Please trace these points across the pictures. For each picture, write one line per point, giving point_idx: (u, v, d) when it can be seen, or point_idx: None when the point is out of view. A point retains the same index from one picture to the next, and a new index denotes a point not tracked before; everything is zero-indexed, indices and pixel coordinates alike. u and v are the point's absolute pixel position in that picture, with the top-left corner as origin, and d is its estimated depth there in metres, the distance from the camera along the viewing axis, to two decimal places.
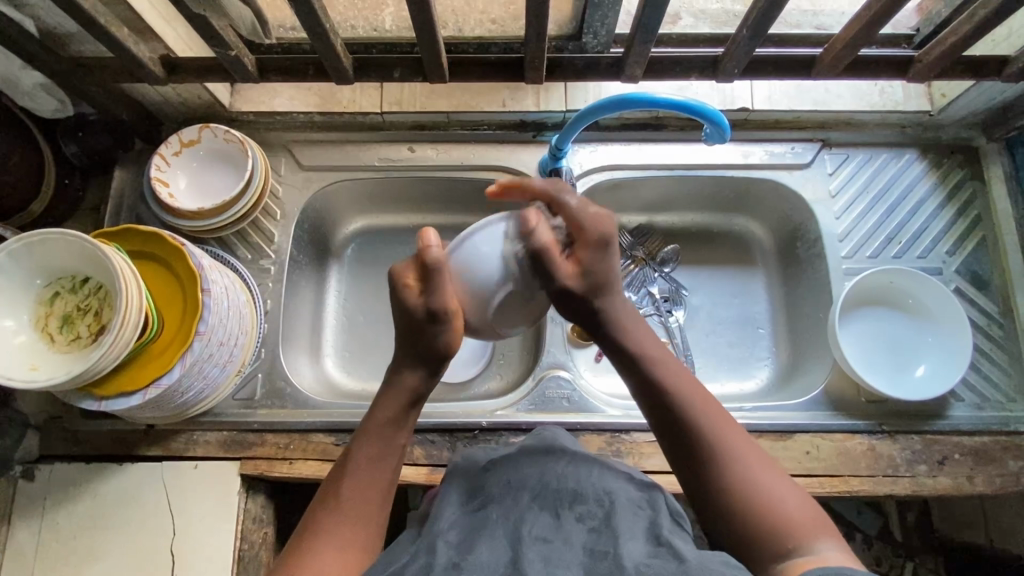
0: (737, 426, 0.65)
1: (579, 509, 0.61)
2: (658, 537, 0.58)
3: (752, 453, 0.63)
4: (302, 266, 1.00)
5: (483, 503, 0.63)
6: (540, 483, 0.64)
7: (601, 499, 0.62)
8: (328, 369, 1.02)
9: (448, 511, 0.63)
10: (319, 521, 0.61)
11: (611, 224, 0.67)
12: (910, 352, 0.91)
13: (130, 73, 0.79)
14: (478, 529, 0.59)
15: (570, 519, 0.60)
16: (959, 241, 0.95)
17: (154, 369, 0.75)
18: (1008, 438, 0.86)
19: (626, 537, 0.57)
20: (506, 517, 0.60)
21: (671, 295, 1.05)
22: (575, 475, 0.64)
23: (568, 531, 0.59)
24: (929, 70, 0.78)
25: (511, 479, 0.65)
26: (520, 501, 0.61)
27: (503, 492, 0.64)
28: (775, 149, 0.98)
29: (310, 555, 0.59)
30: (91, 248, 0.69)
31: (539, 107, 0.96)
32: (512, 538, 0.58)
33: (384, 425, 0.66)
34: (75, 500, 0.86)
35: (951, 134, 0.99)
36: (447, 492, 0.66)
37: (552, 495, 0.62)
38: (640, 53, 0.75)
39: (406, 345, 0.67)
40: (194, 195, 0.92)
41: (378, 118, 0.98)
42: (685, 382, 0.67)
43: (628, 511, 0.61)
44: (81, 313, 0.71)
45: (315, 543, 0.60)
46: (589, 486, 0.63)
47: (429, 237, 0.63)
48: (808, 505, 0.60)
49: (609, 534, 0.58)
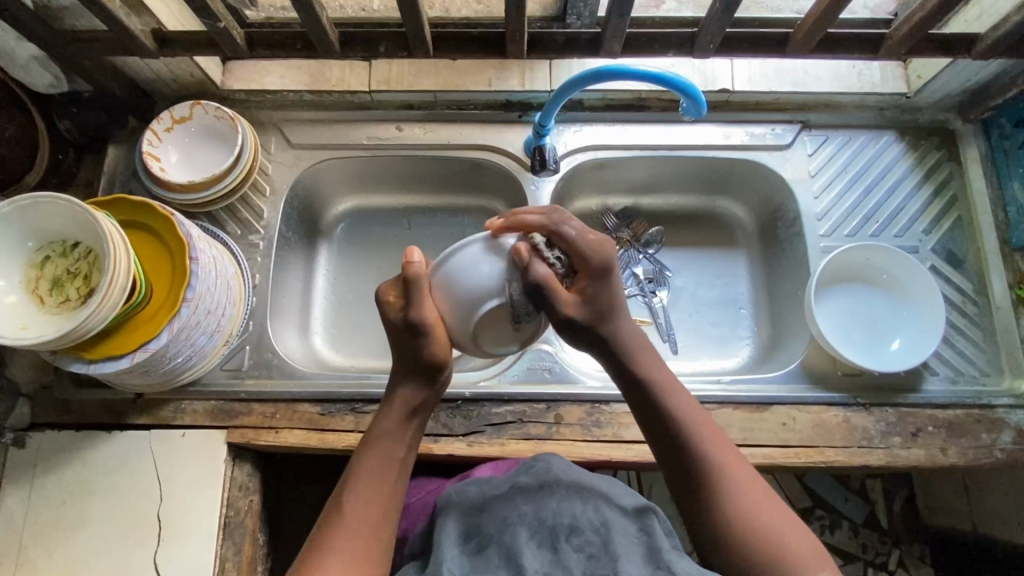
0: (739, 458, 0.67)
1: (577, 540, 0.63)
2: (657, 561, 0.61)
3: (757, 488, 0.65)
4: (292, 243, 1.02)
5: (482, 545, 0.64)
6: (536, 519, 0.65)
7: (597, 528, 0.64)
8: (316, 345, 1.03)
9: (447, 545, 0.64)
10: (331, 532, 0.62)
11: (611, 250, 0.67)
12: (886, 326, 0.93)
13: (123, 47, 0.81)
14: (481, 571, 0.61)
15: (569, 552, 0.62)
16: (936, 220, 0.97)
17: (143, 334, 0.77)
18: (981, 412, 0.88)
19: (626, 561, 0.60)
20: (505, 553, 0.62)
21: (656, 276, 1.07)
22: (571, 508, 0.66)
23: (568, 561, 0.61)
24: (899, 48, 0.80)
25: (507, 515, 0.66)
26: (518, 539, 0.63)
27: (498, 529, 0.65)
28: (756, 130, 1.00)
29: (325, 564, 0.60)
30: (81, 213, 0.71)
31: (524, 86, 0.98)
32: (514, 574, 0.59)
33: (384, 434, 0.69)
34: (65, 467, 0.87)
35: (928, 117, 1.01)
36: (447, 524, 0.67)
37: (550, 530, 0.64)
38: (617, 28, 0.76)
39: (401, 358, 0.70)
40: (185, 170, 0.94)
41: (366, 97, 1.00)
42: (694, 412, 0.69)
43: (623, 537, 0.64)
44: (71, 277, 0.72)
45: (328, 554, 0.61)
46: (585, 518, 0.65)
47: (413, 255, 0.66)
48: (808, 541, 0.62)
49: (607, 559, 0.61)
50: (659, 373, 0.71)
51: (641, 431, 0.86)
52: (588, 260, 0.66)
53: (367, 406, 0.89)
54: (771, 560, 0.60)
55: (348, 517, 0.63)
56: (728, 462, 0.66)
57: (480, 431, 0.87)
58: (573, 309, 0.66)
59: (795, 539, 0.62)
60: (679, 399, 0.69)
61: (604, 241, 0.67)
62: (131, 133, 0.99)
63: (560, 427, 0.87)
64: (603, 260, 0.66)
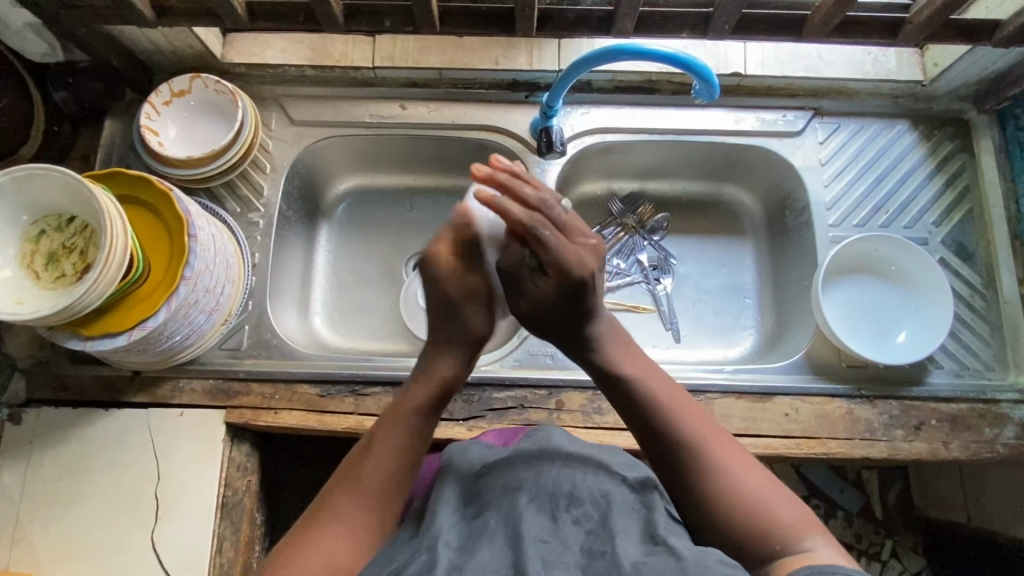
0: (719, 435, 0.68)
1: (576, 511, 0.61)
2: (655, 536, 0.58)
3: (741, 457, 0.66)
4: (292, 222, 1.01)
5: (480, 511, 0.63)
6: (536, 485, 0.64)
7: (596, 500, 0.62)
8: (315, 326, 1.02)
9: (445, 512, 0.63)
10: (327, 509, 0.61)
11: (590, 261, 0.69)
12: (892, 319, 0.92)
13: (119, 15, 0.78)
14: (478, 535, 0.59)
15: (567, 522, 0.60)
16: (946, 212, 0.96)
17: (140, 312, 0.76)
18: (985, 406, 0.87)
19: (624, 538, 0.57)
20: (504, 521, 0.59)
21: (660, 263, 1.05)
22: (570, 478, 0.65)
23: (566, 534, 0.58)
24: (919, 33, 0.78)
25: (508, 482, 0.65)
26: (518, 503, 0.61)
27: (498, 495, 0.63)
28: (768, 116, 0.98)
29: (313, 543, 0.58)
30: (74, 184, 0.69)
31: (531, 66, 0.96)
32: (511, 536, 0.57)
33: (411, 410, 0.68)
34: (62, 443, 0.87)
35: (943, 106, 0.99)
36: (445, 490, 0.66)
37: (549, 497, 0.62)
38: (630, 4, 0.74)
39: (440, 325, 0.71)
40: (184, 145, 0.92)
41: (370, 74, 0.98)
42: (669, 392, 0.71)
43: (623, 511, 0.62)
44: (67, 252, 0.71)
45: (319, 532, 0.59)
46: (584, 487, 0.64)
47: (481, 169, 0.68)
48: (797, 507, 0.62)
49: (606, 533, 0.58)
50: (633, 362, 0.73)
51: None
52: (567, 266, 0.67)
53: (367, 388, 0.88)
54: (767, 533, 0.60)
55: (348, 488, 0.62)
56: (708, 435, 0.67)
57: (481, 416, 0.86)
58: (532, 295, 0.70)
59: (786, 506, 0.62)
60: (658, 384, 0.71)
61: (585, 252, 0.69)
62: (129, 106, 0.97)
63: (561, 414, 0.86)
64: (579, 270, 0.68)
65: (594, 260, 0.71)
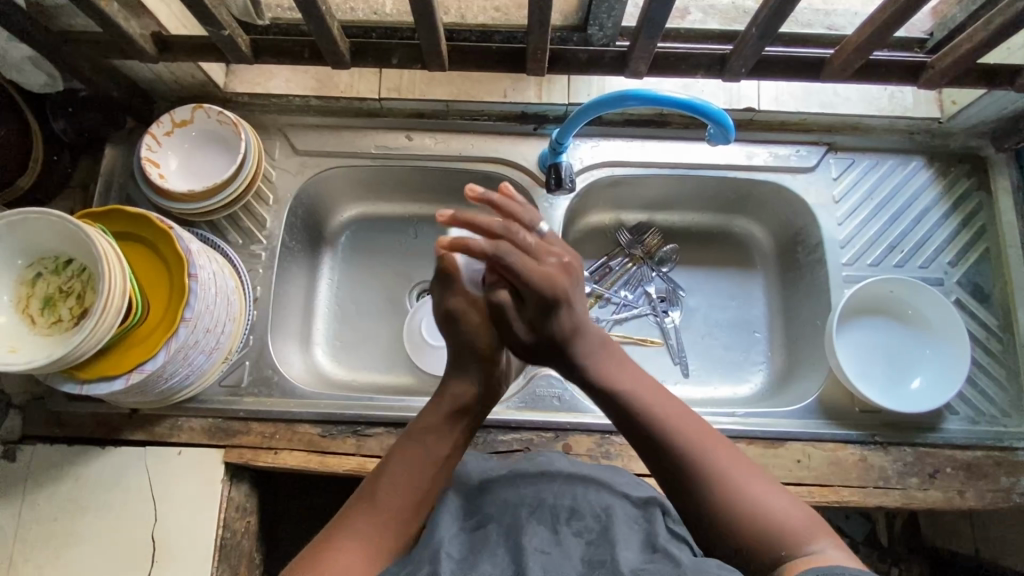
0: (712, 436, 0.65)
1: (577, 524, 0.58)
2: (655, 544, 0.56)
3: (730, 450, 0.63)
4: (295, 252, 0.99)
5: (481, 525, 0.59)
6: (536, 500, 0.61)
7: (597, 513, 0.59)
8: (317, 358, 1.00)
9: (445, 524, 0.59)
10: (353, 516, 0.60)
11: (564, 283, 0.69)
12: (907, 363, 0.91)
13: (120, 50, 0.77)
14: (479, 548, 0.56)
15: (567, 535, 0.57)
16: (962, 252, 0.94)
17: (139, 354, 0.73)
18: (1001, 454, 0.85)
19: (624, 546, 0.56)
20: (505, 536, 0.57)
21: (669, 295, 1.03)
22: (571, 492, 0.62)
23: (567, 547, 0.56)
24: (940, 77, 0.77)
25: (508, 498, 0.62)
26: (520, 518, 0.58)
27: (500, 511, 0.60)
28: (780, 151, 0.96)
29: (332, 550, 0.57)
30: (70, 227, 0.68)
31: (540, 99, 0.94)
32: (513, 552, 0.55)
33: (427, 429, 0.66)
34: (57, 482, 0.85)
35: (959, 143, 0.97)
36: (446, 505, 0.62)
37: (549, 511, 0.59)
38: (645, 48, 0.73)
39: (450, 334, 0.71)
40: (185, 177, 0.90)
41: (375, 104, 0.96)
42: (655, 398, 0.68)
43: (624, 522, 0.59)
44: (64, 297, 0.69)
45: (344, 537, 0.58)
46: (585, 502, 0.61)
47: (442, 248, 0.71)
48: (789, 499, 0.60)
49: (606, 543, 0.56)
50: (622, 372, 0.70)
51: None
52: (542, 292, 0.68)
53: (370, 429, 0.86)
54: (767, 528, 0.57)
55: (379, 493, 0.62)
56: (701, 438, 0.64)
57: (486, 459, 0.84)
58: (520, 333, 0.71)
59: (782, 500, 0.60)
60: (646, 393, 0.68)
61: (557, 270, 0.70)
62: (130, 134, 0.95)
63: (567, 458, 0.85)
64: (553, 292, 0.68)
65: (562, 288, 0.69)
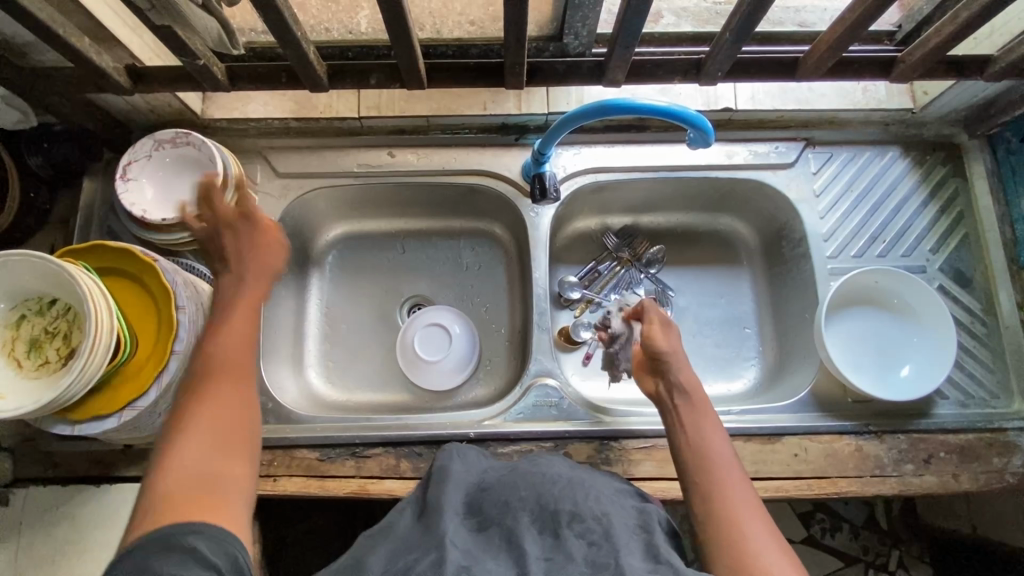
0: (742, 481, 0.66)
1: (578, 526, 0.58)
2: (657, 555, 0.55)
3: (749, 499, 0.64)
4: (282, 275, 0.98)
5: (484, 525, 0.61)
6: (537, 504, 0.61)
7: (599, 517, 0.59)
8: (311, 380, 0.99)
9: (449, 514, 0.62)
10: (188, 408, 0.58)
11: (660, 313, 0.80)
12: (895, 350, 0.92)
13: (94, 84, 0.77)
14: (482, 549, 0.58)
15: (568, 536, 0.57)
16: (942, 238, 0.96)
17: (130, 390, 0.72)
18: (992, 436, 0.87)
19: (626, 552, 0.55)
20: (506, 540, 0.58)
21: (658, 296, 1.04)
22: (573, 496, 0.62)
23: (569, 549, 0.56)
24: (912, 71, 0.78)
25: (507, 496, 0.63)
26: (520, 522, 0.59)
27: (501, 511, 0.62)
28: (760, 148, 0.97)
29: (175, 451, 0.54)
30: (50, 267, 0.66)
31: (520, 110, 0.95)
32: (515, 557, 0.56)
33: (224, 296, 0.67)
34: (53, 525, 0.83)
35: (933, 132, 0.99)
36: (449, 495, 0.65)
37: (551, 516, 0.60)
38: (622, 57, 0.74)
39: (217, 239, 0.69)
40: (166, 207, 0.88)
41: (356, 123, 0.96)
42: (717, 434, 0.70)
43: (625, 530, 0.58)
44: (50, 338, 0.68)
45: (183, 433, 0.56)
46: (586, 506, 0.60)
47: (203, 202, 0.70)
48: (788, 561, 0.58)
49: (609, 547, 0.56)
50: (701, 407, 0.72)
51: (651, 467, 0.85)
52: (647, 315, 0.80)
53: (367, 450, 0.86)
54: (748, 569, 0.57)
55: (213, 379, 0.60)
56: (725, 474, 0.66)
57: None
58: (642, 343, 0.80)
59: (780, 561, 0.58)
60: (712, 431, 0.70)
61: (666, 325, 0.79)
62: (108, 166, 0.94)
63: None
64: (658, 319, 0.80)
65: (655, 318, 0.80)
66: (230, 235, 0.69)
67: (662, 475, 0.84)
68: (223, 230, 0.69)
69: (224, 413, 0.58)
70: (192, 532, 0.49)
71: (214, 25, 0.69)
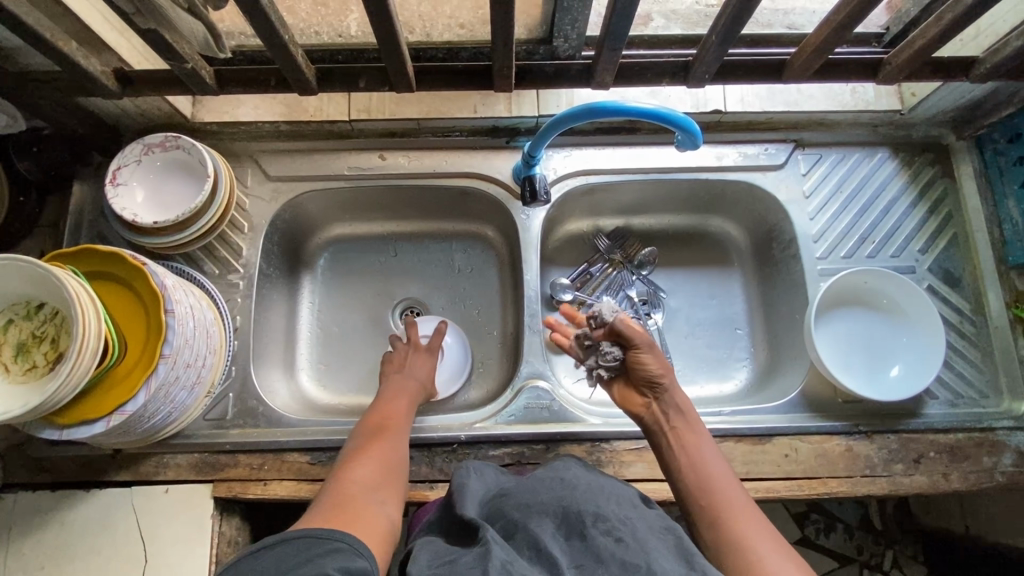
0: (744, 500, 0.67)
1: (604, 526, 0.58)
2: (691, 560, 0.55)
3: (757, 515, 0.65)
4: (273, 278, 0.98)
5: (509, 530, 0.61)
6: (560, 506, 0.61)
7: (624, 519, 0.59)
8: (302, 384, 0.99)
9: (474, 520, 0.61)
10: (361, 451, 0.74)
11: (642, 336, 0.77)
12: (884, 351, 0.92)
13: (82, 88, 0.77)
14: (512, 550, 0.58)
15: (596, 536, 0.57)
16: (931, 239, 0.96)
17: (119, 395, 0.72)
18: (982, 435, 0.87)
19: (658, 556, 0.55)
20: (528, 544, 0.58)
21: (650, 297, 1.04)
22: (595, 499, 0.62)
23: (598, 549, 0.55)
24: (897, 73, 0.79)
25: (530, 501, 0.63)
26: (544, 526, 0.59)
27: (524, 514, 0.62)
28: (749, 150, 0.97)
29: (351, 475, 0.70)
30: (35, 271, 0.66)
31: (510, 113, 0.95)
32: (544, 560, 0.55)
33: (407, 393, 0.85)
34: (42, 530, 0.83)
35: (922, 133, 0.99)
36: (468, 509, 0.65)
37: (575, 519, 0.59)
38: (609, 60, 0.74)
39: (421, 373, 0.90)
40: (154, 210, 0.88)
41: (346, 126, 0.96)
42: (707, 448, 0.72)
43: (652, 533, 0.58)
44: (37, 342, 0.68)
45: (356, 466, 0.71)
46: (610, 509, 0.60)
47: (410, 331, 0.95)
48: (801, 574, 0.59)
49: (638, 548, 0.55)
50: (689, 418, 0.75)
51: (643, 469, 0.85)
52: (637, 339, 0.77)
53: None
54: None
55: (387, 431, 0.77)
56: (731, 495, 0.67)
57: None
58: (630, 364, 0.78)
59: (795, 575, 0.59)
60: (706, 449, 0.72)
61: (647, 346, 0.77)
62: (98, 170, 0.94)
63: None
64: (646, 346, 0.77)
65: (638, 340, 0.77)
66: (419, 352, 0.92)
67: (653, 476, 0.84)
68: (413, 350, 0.92)
69: (383, 460, 0.73)
70: (332, 538, 0.56)
71: (200, 27, 0.68)
